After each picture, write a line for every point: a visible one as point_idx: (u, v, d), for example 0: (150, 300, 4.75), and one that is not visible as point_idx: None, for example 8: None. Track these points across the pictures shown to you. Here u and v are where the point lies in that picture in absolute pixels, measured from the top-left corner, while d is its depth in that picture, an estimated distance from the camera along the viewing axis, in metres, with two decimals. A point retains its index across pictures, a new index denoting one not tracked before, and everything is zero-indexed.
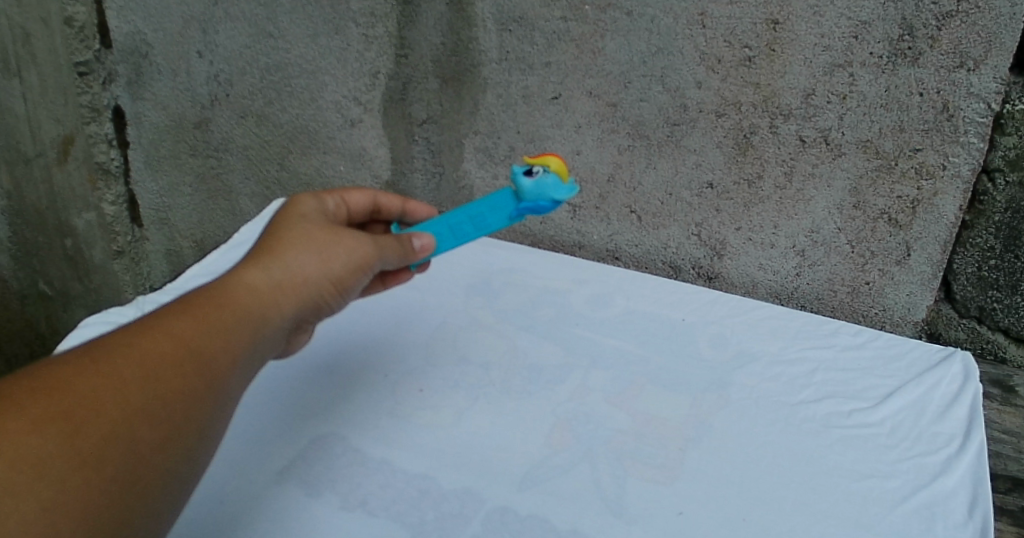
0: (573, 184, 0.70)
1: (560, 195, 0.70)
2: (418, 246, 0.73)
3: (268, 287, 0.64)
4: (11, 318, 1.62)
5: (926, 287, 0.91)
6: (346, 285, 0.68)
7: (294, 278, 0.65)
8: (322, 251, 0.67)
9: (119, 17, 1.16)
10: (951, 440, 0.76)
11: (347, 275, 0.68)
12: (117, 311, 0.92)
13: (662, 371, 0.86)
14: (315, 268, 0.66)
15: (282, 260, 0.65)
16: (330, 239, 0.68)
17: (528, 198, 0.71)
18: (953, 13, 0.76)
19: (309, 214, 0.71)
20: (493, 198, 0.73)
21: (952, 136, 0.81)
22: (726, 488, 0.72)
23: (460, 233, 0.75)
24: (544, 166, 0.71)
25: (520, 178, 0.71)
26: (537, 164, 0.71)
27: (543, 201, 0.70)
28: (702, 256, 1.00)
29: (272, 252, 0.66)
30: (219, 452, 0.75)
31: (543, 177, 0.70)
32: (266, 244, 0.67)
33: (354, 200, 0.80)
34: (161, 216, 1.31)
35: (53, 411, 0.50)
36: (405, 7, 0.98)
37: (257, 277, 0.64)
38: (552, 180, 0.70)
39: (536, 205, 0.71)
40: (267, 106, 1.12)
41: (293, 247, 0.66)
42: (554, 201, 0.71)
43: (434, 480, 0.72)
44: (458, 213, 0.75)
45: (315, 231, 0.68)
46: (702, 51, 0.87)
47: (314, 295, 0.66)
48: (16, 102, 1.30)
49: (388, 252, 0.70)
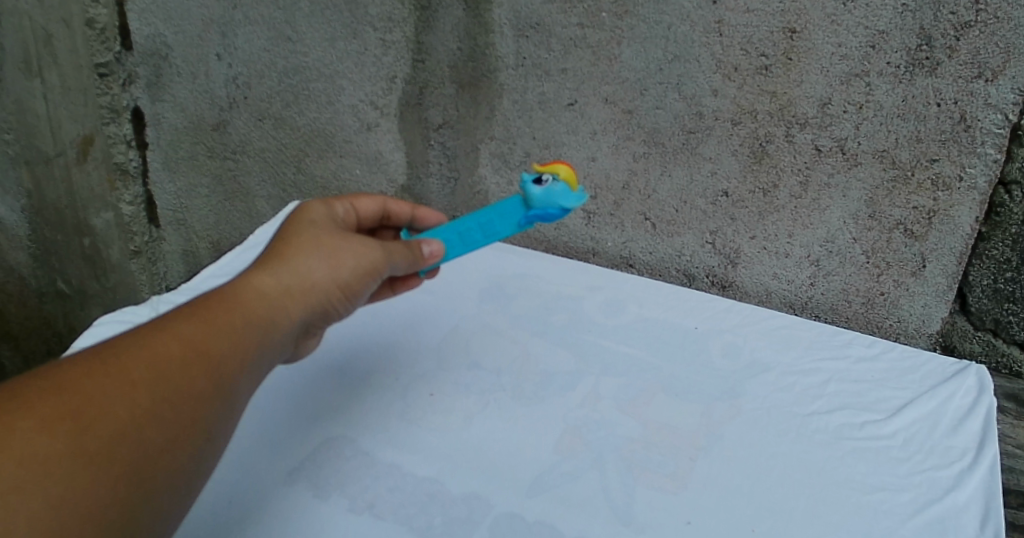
0: (582, 192, 0.70)
1: (569, 202, 0.71)
2: (428, 253, 0.73)
3: (277, 291, 0.64)
4: (29, 316, 1.63)
5: (941, 299, 0.90)
6: (355, 290, 0.69)
7: (303, 282, 0.66)
8: (331, 257, 0.67)
9: (140, 19, 1.17)
10: (964, 454, 0.76)
11: (356, 281, 0.68)
12: (131, 311, 0.92)
13: (673, 380, 0.85)
14: (323, 273, 0.67)
15: (291, 265, 0.66)
16: (339, 244, 0.68)
17: (537, 205, 0.71)
18: (971, 23, 0.76)
19: (318, 220, 0.72)
20: (502, 205, 0.74)
21: (969, 146, 0.81)
22: (737, 498, 0.71)
23: (469, 240, 0.75)
24: (553, 175, 0.71)
25: (529, 186, 0.71)
26: (546, 171, 0.72)
27: (551, 208, 0.71)
28: (716, 264, 0.99)
29: (282, 257, 0.66)
30: (230, 452, 0.76)
31: (552, 185, 0.70)
32: (276, 249, 0.68)
33: (364, 207, 0.81)
34: (178, 217, 1.32)
35: (62, 411, 0.51)
36: (423, 12, 0.99)
37: (265, 282, 0.64)
38: (561, 189, 0.71)
39: (545, 213, 0.71)
40: (285, 109, 1.13)
41: (302, 253, 0.67)
42: (563, 209, 0.71)
43: (442, 483, 0.73)
44: (468, 220, 0.75)
45: (325, 236, 0.69)
46: (719, 59, 0.87)
47: (323, 299, 0.67)
48: (37, 101, 1.32)
49: (397, 258, 0.71)
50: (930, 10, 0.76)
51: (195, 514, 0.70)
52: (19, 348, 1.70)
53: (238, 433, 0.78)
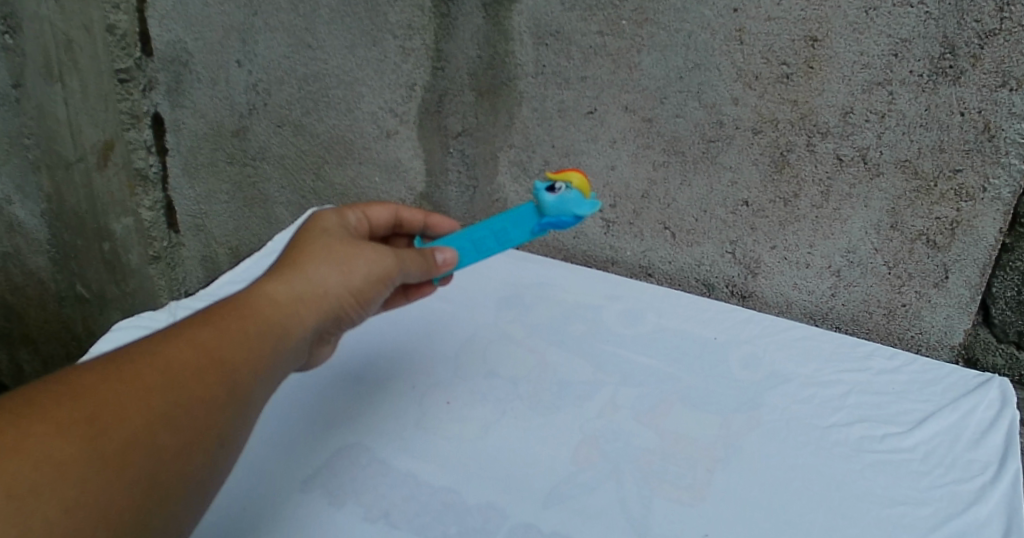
0: (595, 199, 0.70)
1: (583, 211, 0.70)
2: (442, 261, 0.73)
3: (290, 298, 0.64)
4: (49, 319, 1.65)
5: (963, 310, 0.89)
6: (367, 297, 0.69)
7: (315, 290, 0.66)
8: (343, 264, 0.67)
9: (161, 26, 1.18)
10: (986, 468, 0.75)
11: (368, 288, 0.68)
12: (149, 315, 0.93)
13: (692, 390, 0.85)
14: (336, 281, 0.66)
15: (304, 273, 0.66)
16: (351, 252, 0.68)
17: (550, 213, 0.71)
18: (995, 32, 0.75)
19: (331, 228, 0.72)
20: (515, 213, 0.73)
21: (993, 156, 0.80)
22: (755, 511, 0.71)
23: (483, 248, 0.75)
24: (566, 183, 0.71)
25: (542, 194, 0.70)
26: (560, 180, 0.71)
27: (565, 216, 0.70)
28: (736, 274, 0.99)
29: (295, 265, 0.66)
30: (246, 459, 0.76)
31: (565, 193, 0.70)
32: (289, 258, 0.68)
33: (377, 215, 0.81)
34: (197, 222, 1.33)
35: (77, 415, 0.51)
36: (443, 20, 0.99)
37: (279, 289, 0.64)
38: (573, 196, 0.70)
39: (559, 221, 0.71)
40: (304, 116, 1.13)
41: (315, 261, 0.67)
42: (577, 217, 0.70)
43: (458, 493, 0.72)
44: (482, 228, 0.75)
45: (337, 245, 0.69)
46: (740, 68, 0.86)
47: (335, 307, 0.67)
48: (58, 107, 1.33)
49: (410, 265, 0.71)
50: (953, 18, 0.76)
51: (210, 520, 0.70)
52: (40, 351, 1.72)
53: (253, 440, 0.78)
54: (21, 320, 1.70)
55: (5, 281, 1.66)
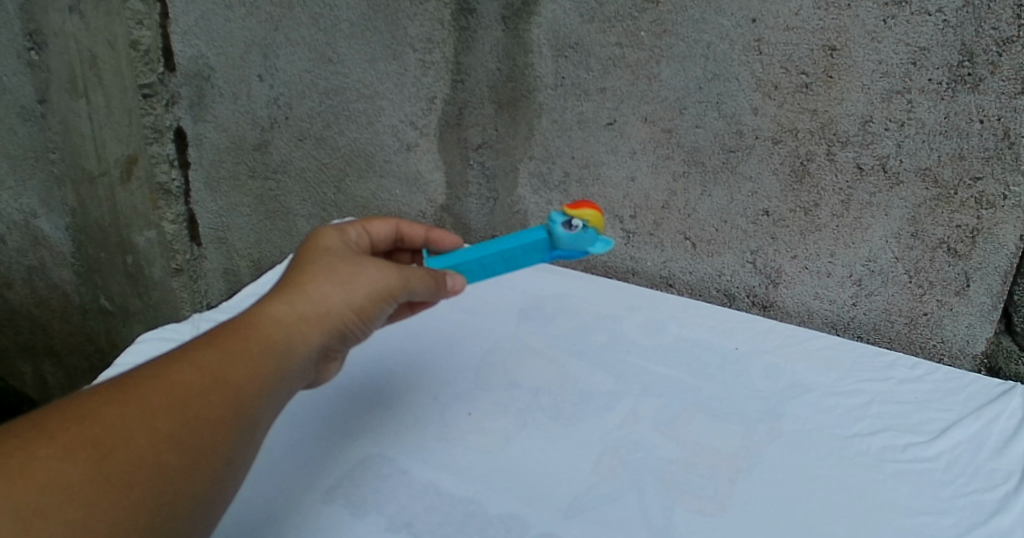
0: (609, 240, 0.73)
1: (595, 248, 0.73)
2: (451, 285, 0.73)
3: (292, 317, 0.64)
4: (73, 331, 1.67)
5: (985, 318, 0.88)
6: (371, 314, 0.68)
7: (318, 309, 0.65)
8: (345, 282, 0.67)
9: (184, 41, 1.19)
10: (1009, 478, 0.74)
11: (370, 305, 0.68)
12: (171, 327, 0.93)
13: (713, 401, 0.85)
14: (338, 299, 0.66)
15: (306, 292, 0.66)
16: (353, 269, 0.68)
17: (564, 248, 0.73)
18: (1013, 39, 0.74)
19: (333, 246, 0.72)
20: (527, 242, 0.74)
21: (1013, 164, 0.79)
22: (777, 520, 0.71)
23: (490, 269, 0.76)
24: (582, 219, 0.72)
25: (559, 230, 0.72)
26: (575, 216, 0.72)
27: (577, 251, 0.73)
28: (758, 284, 0.99)
29: (297, 284, 0.66)
30: (268, 471, 0.76)
31: (581, 233, 0.72)
32: (291, 277, 0.68)
33: (377, 230, 0.81)
34: (218, 235, 1.34)
35: (83, 438, 0.52)
36: (462, 33, 0.99)
37: (281, 309, 0.64)
38: (589, 235, 0.73)
39: (570, 254, 0.74)
40: (325, 129, 1.14)
41: (316, 280, 0.67)
42: (587, 252, 0.74)
43: (480, 504, 0.73)
44: (492, 252, 0.75)
45: (339, 262, 0.68)
46: (759, 77, 0.86)
47: (339, 324, 0.66)
48: (82, 121, 1.35)
49: (416, 283, 0.70)
50: (971, 26, 0.76)
51: (233, 531, 0.70)
52: (64, 363, 1.74)
53: (276, 451, 0.79)
54: (46, 333, 1.72)
55: (30, 294, 1.68)
